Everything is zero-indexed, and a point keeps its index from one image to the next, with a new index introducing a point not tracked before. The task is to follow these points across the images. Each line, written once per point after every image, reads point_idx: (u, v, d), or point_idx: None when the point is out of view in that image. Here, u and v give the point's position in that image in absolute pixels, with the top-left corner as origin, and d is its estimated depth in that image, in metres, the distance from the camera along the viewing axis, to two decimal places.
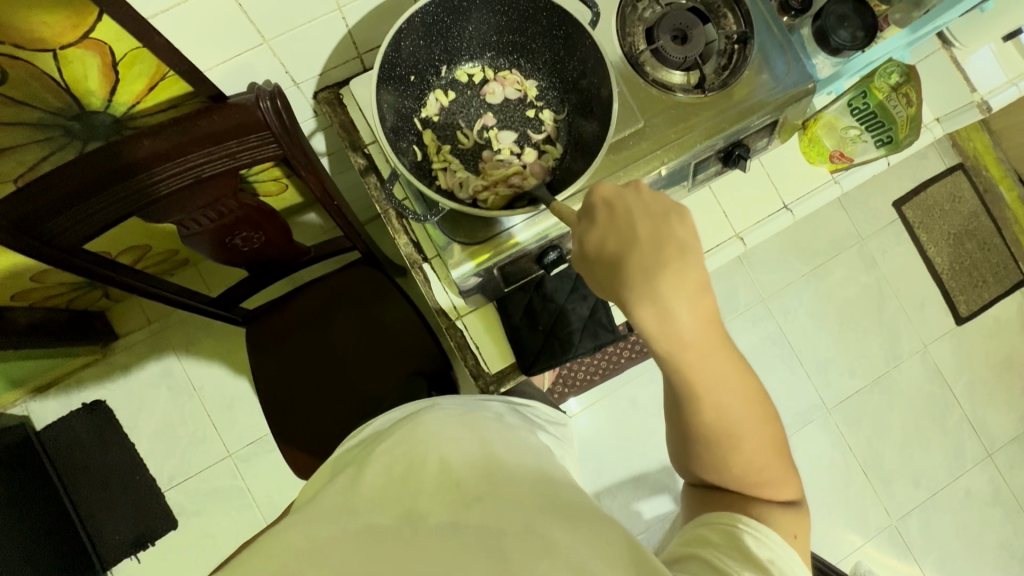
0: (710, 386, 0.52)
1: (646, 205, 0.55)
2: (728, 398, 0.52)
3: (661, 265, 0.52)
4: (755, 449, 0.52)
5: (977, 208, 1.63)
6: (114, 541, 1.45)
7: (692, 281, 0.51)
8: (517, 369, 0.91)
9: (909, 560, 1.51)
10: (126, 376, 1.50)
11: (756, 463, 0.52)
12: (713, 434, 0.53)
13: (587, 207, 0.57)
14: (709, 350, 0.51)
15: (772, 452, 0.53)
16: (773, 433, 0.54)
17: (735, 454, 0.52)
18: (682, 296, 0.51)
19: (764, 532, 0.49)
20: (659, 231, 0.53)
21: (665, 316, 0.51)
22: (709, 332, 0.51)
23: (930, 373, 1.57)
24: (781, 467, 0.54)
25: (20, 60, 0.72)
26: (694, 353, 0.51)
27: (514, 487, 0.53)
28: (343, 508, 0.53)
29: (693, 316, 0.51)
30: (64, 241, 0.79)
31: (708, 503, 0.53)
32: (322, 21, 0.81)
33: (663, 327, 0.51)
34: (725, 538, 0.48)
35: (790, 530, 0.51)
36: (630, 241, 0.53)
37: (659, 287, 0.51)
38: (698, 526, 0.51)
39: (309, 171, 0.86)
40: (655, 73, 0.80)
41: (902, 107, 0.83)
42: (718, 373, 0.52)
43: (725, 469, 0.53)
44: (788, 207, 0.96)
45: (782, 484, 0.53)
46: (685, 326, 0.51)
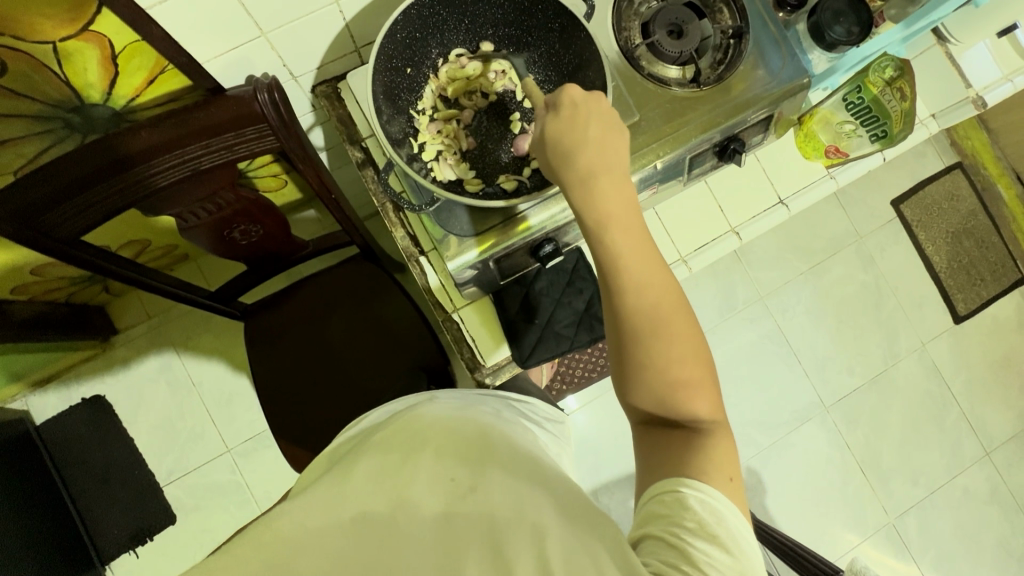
0: (632, 267, 0.54)
1: (595, 108, 0.60)
2: (647, 284, 0.54)
3: (596, 153, 0.57)
4: (673, 344, 0.53)
5: (976, 206, 1.63)
6: (113, 536, 1.45)
7: (616, 174, 0.58)
8: (514, 362, 0.92)
9: (906, 559, 1.51)
10: (126, 371, 1.51)
11: (674, 358, 0.53)
12: (632, 320, 0.53)
13: (556, 102, 0.61)
14: (632, 235, 0.56)
15: (691, 353, 0.53)
16: (694, 339, 0.54)
17: (654, 346, 0.53)
18: (609, 186, 0.57)
19: (705, 490, 0.48)
20: (601, 128, 0.59)
21: (595, 196, 0.56)
22: (635, 225, 0.56)
23: (928, 372, 1.58)
24: (700, 373, 0.53)
25: (20, 52, 0.73)
26: (617, 233, 0.55)
27: (508, 478, 0.54)
28: (336, 493, 0.53)
29: (619, 202, 0.56)
30: (63, 233, 0.79)
31: (651, 470, 0.53)
32: (320, 14, 0.81)
33: (594, 210, 0.56)
34: (674, 509, 0.48)
35: (726, 474, 0.50)
36: (577, 134, 0.58)
37: (590, 170, 0.57)
38: (647, 501, 0.51)
39: (307, 164, 0.86)
40: (650, 67, 0.80)
41: (897, 101, 0.86)
42: (638, 258, 0.55)
43: (642, 360, 0.53)
44: (784, 202, 0.96)
45: (703, 395, 0.52)
46: (613, 213, 0.56)
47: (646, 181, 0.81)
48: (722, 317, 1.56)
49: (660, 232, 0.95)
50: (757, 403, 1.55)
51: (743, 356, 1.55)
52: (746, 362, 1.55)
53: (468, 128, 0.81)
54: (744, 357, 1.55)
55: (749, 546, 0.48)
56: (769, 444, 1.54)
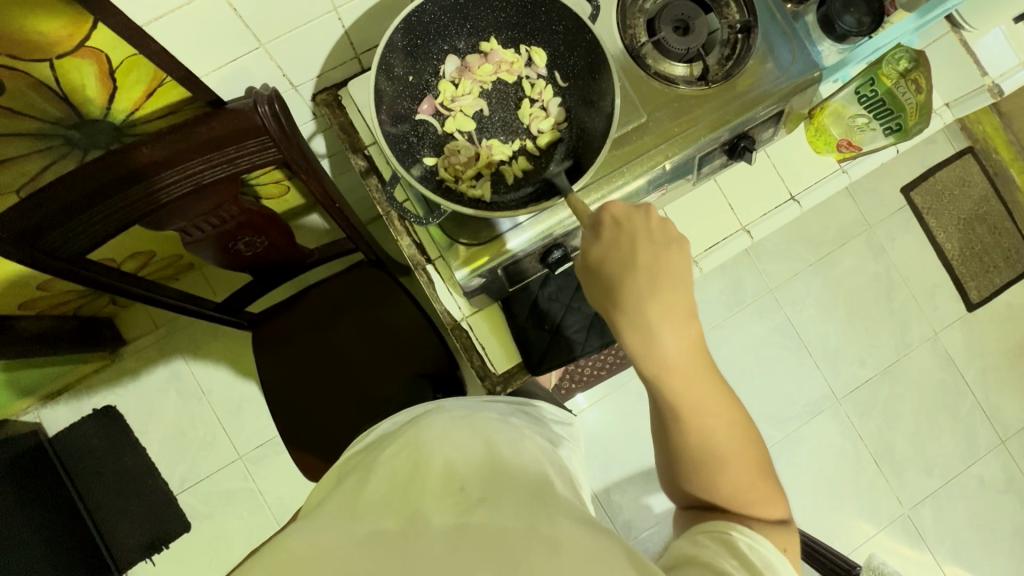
0: (690, 406, 0.55)
1: (644, 228, 0.58)
2: (710, 421, 0.55)
3: (650, 291, 0.56)
4: (735, 472, 0.54)
5: (987, 192, 1.61)
6: (129, 544, 1.46)
7: (675, 312, 0.56)
8: (525, 368, 0.90)
9: (922, 549, 1.50)
10: (136, 381, 1.51)
11: (741, 486, 0.54)
12: (698, 457, 0.55)
13: (598, 222, 0.60)
14: (692, 376, 0.55)
15: (756, 469, 0.55)
16: (753, 455, 0.56)
17: (718, 477, 0.54)
18: (666, 325, 0.56)
19: (755, 539, 0.49)
20: (653, 252, 0.57)
21: (651, 339, 0.56)
22: (694, 357, 0.56)
23: (941, 361, 1.56)
24: (767, 487, 0.55)
25: (17, 71, 0.72)
26: (678, 380, 0.55)
27: (520, 490, 0.54)
28: (348, 519, 0.53)
29: (674, 337, 0.56)
30: (67, 252, 0.78)
31: (698, 519, 0.53)
32: (319, 22, 0.80)
33: (650, 357, 0.56)
34: (722, 545, 0.48)
35: (782, 544, 0.52)
36: (627, 263, 0.57)
37: (643, 309, 0.56)
38: (694, 533, 0.50)
39: (310, 175, 0.85)
40: (657, 65, 0.78)
41: (911, 94, 0.82)
42: (697, 393, 0.55)
43: (706, 484, 0.55)
44: (795, 198, 0.95)
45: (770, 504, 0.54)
46: (671, 354, 0.55)
47: (653, 182, 0.79)
48: (730, 312, 1.55)
49: None
50: (767, 398, 1.53)
51: (753, 350, 1.54)
52: (756, 357, 1.54)
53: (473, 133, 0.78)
54: (754, 352, 1.54)
55: None
56: (780, 438, 1.53)
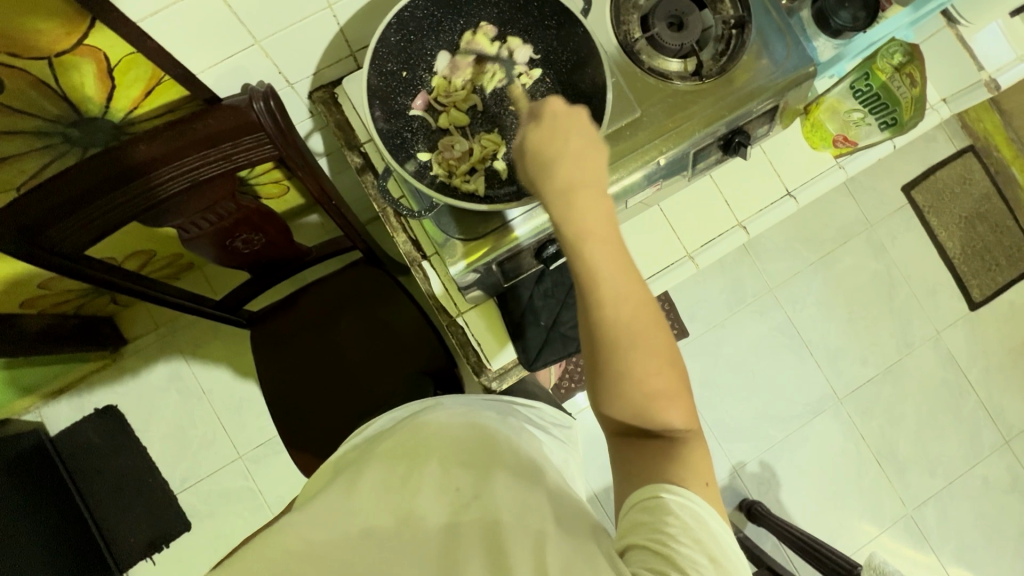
0: (609, 280, 0.49)
1: (578, 120, 0.54)
2: (625, 296, 0.49)
3: (575, 168, 0.52)
4: (650, 360, 0.48)
5: (989, 190, 1.60)
6: (130, 544, 1.47)
7: (595, 186, 0.52)
8: (521, 364, 0.91)
9: (926, 551, 1.48)
10: (137, 380, 1.52)
11: (648, 372, 0.48)
12: (608, 332, 0.49)
13: (537, 112, 0.55)
14: (611, 250, 0.50)
15: (669, 364, 0.49)
16: (671, 354, 0.49)
17: (627, 356, 0.48)
18: (587, 197, 0.51)
19: (685, 495, 0.48)
20: (582, 140, 0.53)
21: (574, 211, 0.51)
22: (615, 241, 0.50)
23: (943, 360, 1.54)
24: (677, 384, 0.49)
25: (16, 69, 0.73)
26: (595, 243, 0.50)
27: (513, 479, 0.54)
28: (341, 503, 0.53)
29: (598, 212, 0.51)
30: (68, 248, 0.79)
31: (628, 477, 0.51)
32: (314, 19, 0.80)
33: (572, 228, 0.50)
34: (657, 515, 0.47)
35: (703, 479, 0.49)
36: (556, 147, 0.53)
37: (569, 184, 0.52)
38: (631, 509, 0.50)
39: (306, 172, 0.85)
40: (651, 61, 0.78)
41: (906, 88, 0.82)
42: (613, 262, 0.49)
43: (619, 375, 0.48)
44: (792, 194, 0.94)
45: (680, 409, 0.49)
46: (593, 229, 0.50)
47: (649, 177, 0.80)
48: (730, 311, 1.54)
49: (664, 227, 0.94)
50: (768, 398, 1.53)
51: (753, 349, 1.53)
52: (756, 356, 1.53)
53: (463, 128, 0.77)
54: (754, 351, 1.54)
55: (733, 546, 0.47)
56: (781, 437, 1.52)
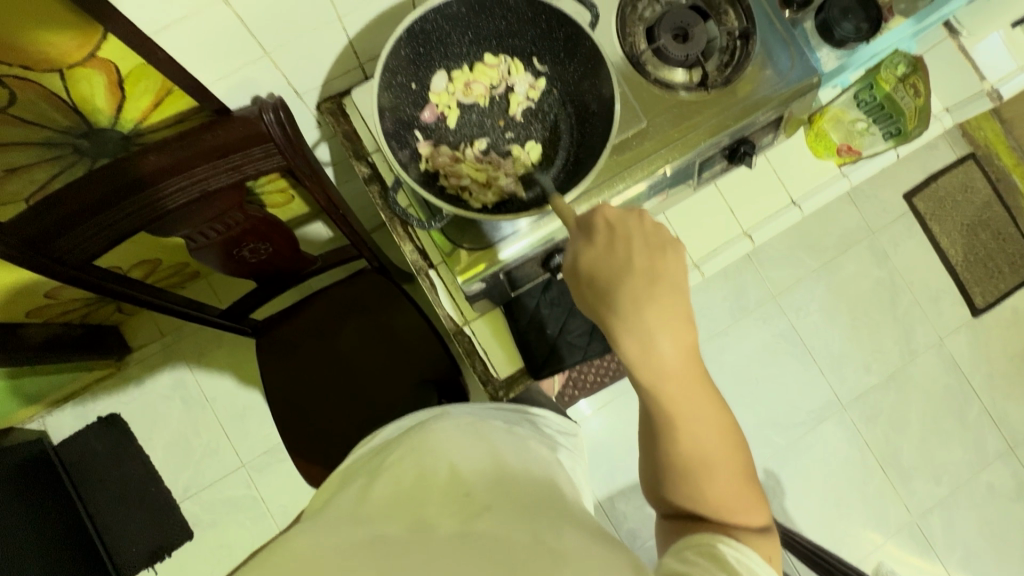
0: (682, 404, 0.53)
1: (641, 232, 0.56)
2: (699, 419, 0.53)
3: (647, 292, 0.53)
4: (723, 474, 0.53)
5: (990, 197, 1.61)
6: (132, 553, 1.46)
7: (673, 308, 0.53)
8: (527, 373, 0.90)
9: (932, 559, 1.48)
10: (140, 388, 1.52)
11: (724, 488, 0.52)
12: (682, 452, 0.53)
13: (587, 224, 0.58)
14: (685, 374, 0.53)
15: (741, 477, 0.53)
16: (742, 467, 0.54)
17: (703, 474, 0.53)
18: (661, 322, 0.53)
19: (742, 550, 0.47)
20: (648, 258, 0.55)
21: (647, 336, 0.53)
22: (690, 364, 0.53)
23: (947, 367, 1.54)
24: (752, 495, 0.53)
25: (29, 81, 0.73)
26: (671, 374, 0.53)
27: (526, 499, 0.54)
28: (351, 521, 0.53)
29: (672, 336, 0.53)
30: (76, 259, 0.80)
31: (682, 531, 0.52)
32: (324, 31, 0.81)
33: (642, 354, 0.53)
34: (712, 560, 0.46)
35: (767, 552, 0.49)
36: (619, 267, 0.55)
37: (639, 308, 0.53)
38: (681, 550, 0.49)
39: (314, 182, 0.86)
40: (656, 72, 0.79)
41: (910, 99, 0.83)
42: (687, 388, 0.53)
43: (691, 484, 0.53)
44: (797, 203, 0.95)
45: (754, 515, 0.52)
46: (669, 355, 0.52)
47: (654, 187, 0.81)
48: (734, 319, 1.54)
49: (669, 236, 0.94)
50: (772, 405, 1.52)
51: (757, 356, 1.53)
52: (760, 363, 1.53)
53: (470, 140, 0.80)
54: (758, 359, 1.54)
55: None
56: (786, 445, 1.51)
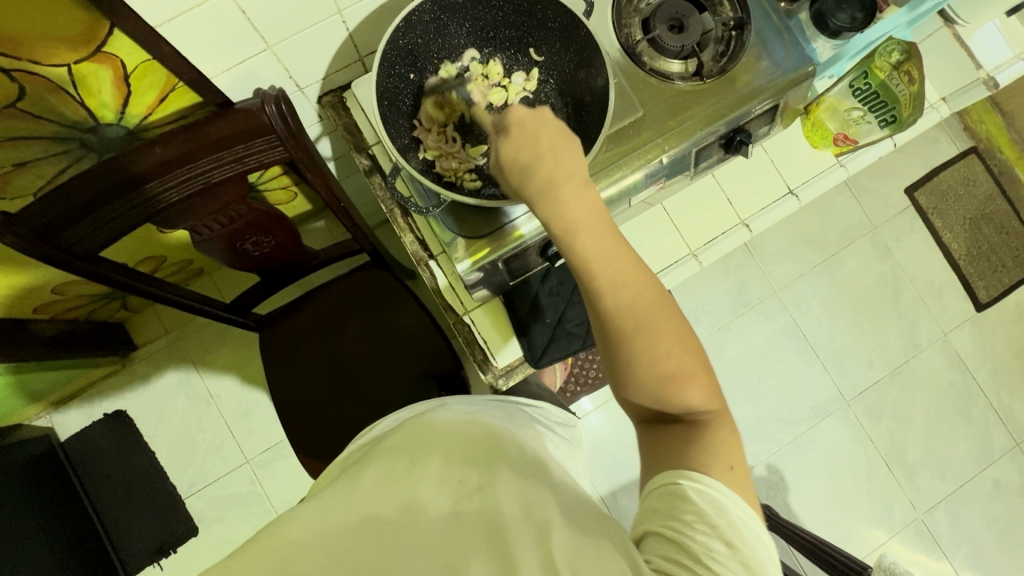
0: (605, 269, 0.51)
1: (547, 117, 0.57)
2: (624, 282, 0.51)
3: (553, 162, 0.54)
4: (661, 340, 0.49)
5: (993, 191, 1.60)
6: (137, 549, 1.47)
7: (578, 176, 0.54)
8: (526, 363, 0.91)
9: (938, 556, 1.47)
10: (146, 385, 1.53)
11: (662, 358, 0.49)
12: (614, 323, 0.50)
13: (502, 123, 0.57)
14: (602, 239, 0.52)
15: (681, 343, 0.50)
16: (682, 334, 0.50)
17: (640, 342, 0.50)
18: (572, 190, 0.53)
19: (705, 481, 0.46)
20: (554, 137, 0.56)
21: (559, 205, 0.53)
22: (605, 230, 0.52)
23: (951, 362, 1.54)
24: (693, 362, 0.50)
25: (38, 76, 0.75)
26: (586, 236, 0.52)
27: (520, 475, 0.54)
28: (345, 496, 0.54)
29: (581, 202, 0.53)
30: (83, 249, 0.81)
31: (650, 465, 0.51)
32: (325, 25, 0.83)
33: (559, 224, 0.53)
34: (674, 503, 0.46)
35: (727, 462, 0.48)
36: (530, 149, 0.55)
37: (551, 179, 0.54)
38: (648, 495, 0.49)
39: (315, 174, 0.87)
40: (652, 62, 0.80)
41: (904, 86, 0.82)
42: (606, 251, 0.51)
43: (629, 360, 0.50)
44: (794, 192, 0.95)
45: (695, 383, 0.49)
46: (580, 221, 0.52)
47: (651, 175, 0.81)
48: (735, 314, 1.54)
49: (667, 226, 0.95)
50: (775, 400, 1.52)
51: (759, 351, 1.53)
52: (762, 358, 1.53)
53: (456, 129, 0.80)
54: (760, 354, 1.53)
55: (757, 540, 0.45)
56: (789, 440, 1.51)
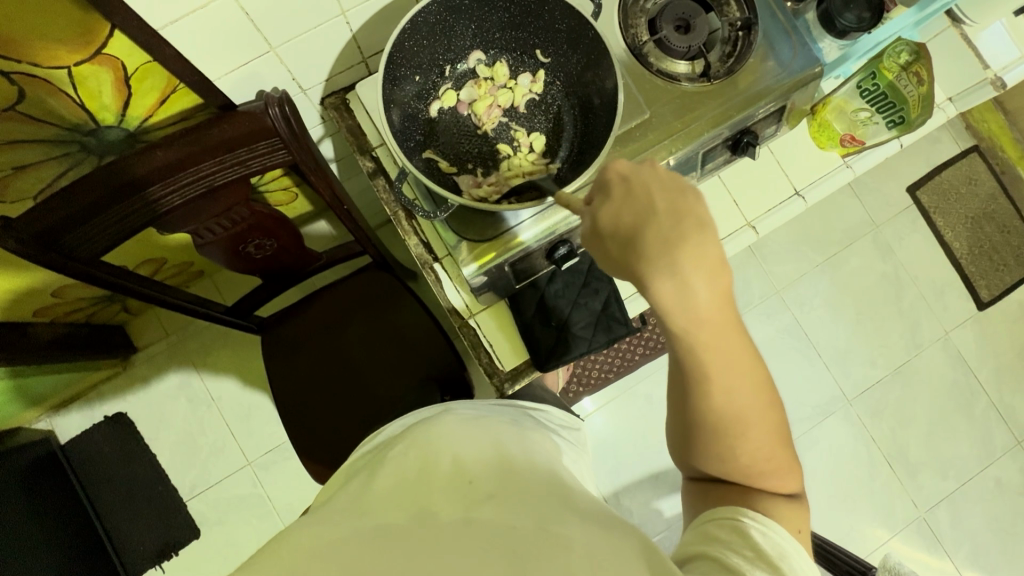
0: (719, 372, 0.48)
1: (664, 181, 0.49)
2: (737, 387, 0.48)
3: (683, 248, 0.46)
4: (761, 442, 0.50)
5: (994, 190, 1.60)
6: (139, 551, 1.47)
7: (715, 266, 0.46)
8: (532, 366, 0.90)
9: (940, 555, 1.47)
10: (146, 387, 1.53)
11: (761, 458, 0.50)
12: (718, 423, 0.49)
13: (602, 183, 0.52)
14: (724, 338, 0.47)
15: (778, 441, 0.50)
16: (779, 431, 0.51)
17: (742, 443, 0.49)
18: (703, 281, 0.46)
19: (769, 524, 0.47)
20: (683, 212, 0.47)
21: (683, 297, 0.46)
22: (730, 329, 0.47)
23: (953, 361, 1.54)
24: (786, 457, 0.51)
25: (37, 78, 0.74)
26: (709, 338, 0.47)
27: (531, 489, 0.54)
28: (356, 512, 0.53)
29: (711, 295, 0.46)
30: (84, 254, 0.80)
31: (707, 500, 0.52)
32: (328, 26, 0.82)
33: (680, 320, 0.47)
34: (733, 536, 0.47)
35: (796, 525, 0.49)
36: (645, 217, 0.48)
37: (676, 267, 0.46)
38: (702, 522, 0.50)
39: (318, 176, 0.87)
40: (659, 63, 0.79)
41: (913, 86, 0.83)
42: (728, 355, 0.47)
43: (727, 456, 0.50)
44: (800, 193, 0.95)
45: (787, 477, 0.51)
46: (705, 322, 0.47)
47: None
48: (737, 314, 1.54)
49: None
50: None
51: (762, 351, 1.53)
52: (764, 358, 1.53)
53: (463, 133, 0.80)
54: (763, 353, 1.53)
55: None
56: (791, 440, 1.51)
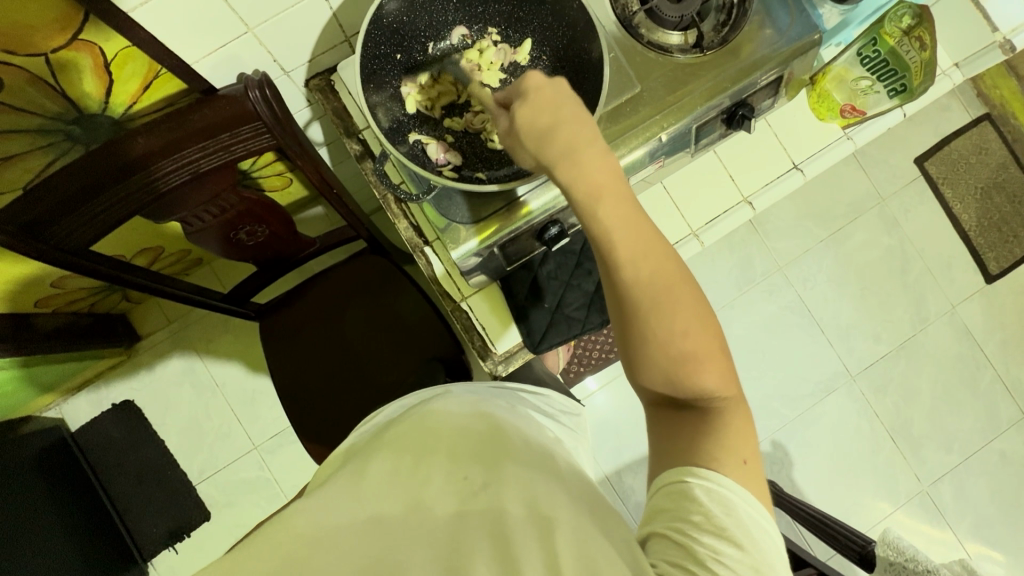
0: (622, 236, 0.50)
1: (562, 89, 0.55)
2: (643, 256, 0.49)
3: (572, 129, 0.53)
4: (675, 319, 0.48)
5: (1005, 159, 1.56)
6: (152, 534, 1.51)
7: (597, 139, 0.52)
8: (526, 348, 0.90)
9: (942, 527, 1.47)
10: (151, 374, 1.55)
11: (677, 335, 0.48)
12: (631, 294, 0.49)
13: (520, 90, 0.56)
14: (625, 207, 0.51)
15: (695, 322, 0.48)
16: (701, 314, 0.49)
17: (652, 320, 0.48)
18: (593, 155, 0.52)
19: (714, 479, 0.46)
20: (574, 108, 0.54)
21: (580, 169, 0.51)
22: (628, 198, 0.51)
23: (960, 335, 1.52)
24: (710, 346, 0.49)
25: (15, 67, 0.73)
26: (608, 206, 0.50)
27: (524, 468, 0.53)
28: (355, 493, 0.52)
29: (607, 169, 0.51)
30: (72, 245, 0.80)
31: (659, 456, 0.51)
32: (306, 5, 0.80)
33: (582, 188, 0.51)
34: (680, 502, 0.46)
35: (738, 455, 0.48)
36: (550, 117, 0.53)
37: (571, 145, 0.52)
38: (655, 493, 0.49)
39: (306, 160, 0.85)
40: (651, 34, 0.76)
41: (915, 52, 0.81)
42: (628, 223, 0.50)
43: (645, 340, 0.49)
44: (799, 167, 0.92)
45: (710, 366, 0.48)
46: (604, 185, 0.51)
47: (653, 154, 0.77)
48: (739, 291, 1.52)
49: (670, 209, 0.92)
50: (780, 378, 1.51)
51: (764, 328, 1.52)
52: (768, 335, 1.52)
53: (444, 112, 0.79)
54: (766, 330, 1.52)
55: (764, 540, 0.45)
56: (794, 416, 1.51)
